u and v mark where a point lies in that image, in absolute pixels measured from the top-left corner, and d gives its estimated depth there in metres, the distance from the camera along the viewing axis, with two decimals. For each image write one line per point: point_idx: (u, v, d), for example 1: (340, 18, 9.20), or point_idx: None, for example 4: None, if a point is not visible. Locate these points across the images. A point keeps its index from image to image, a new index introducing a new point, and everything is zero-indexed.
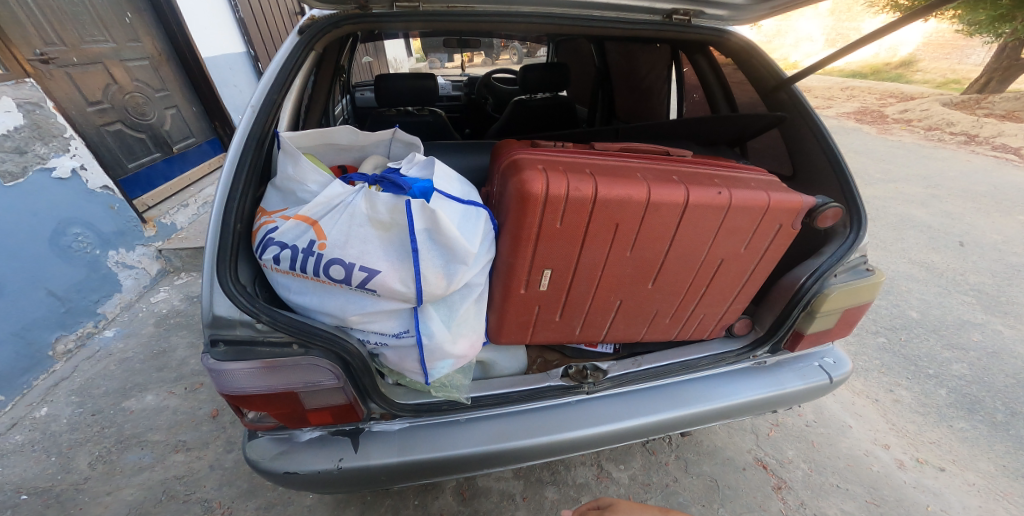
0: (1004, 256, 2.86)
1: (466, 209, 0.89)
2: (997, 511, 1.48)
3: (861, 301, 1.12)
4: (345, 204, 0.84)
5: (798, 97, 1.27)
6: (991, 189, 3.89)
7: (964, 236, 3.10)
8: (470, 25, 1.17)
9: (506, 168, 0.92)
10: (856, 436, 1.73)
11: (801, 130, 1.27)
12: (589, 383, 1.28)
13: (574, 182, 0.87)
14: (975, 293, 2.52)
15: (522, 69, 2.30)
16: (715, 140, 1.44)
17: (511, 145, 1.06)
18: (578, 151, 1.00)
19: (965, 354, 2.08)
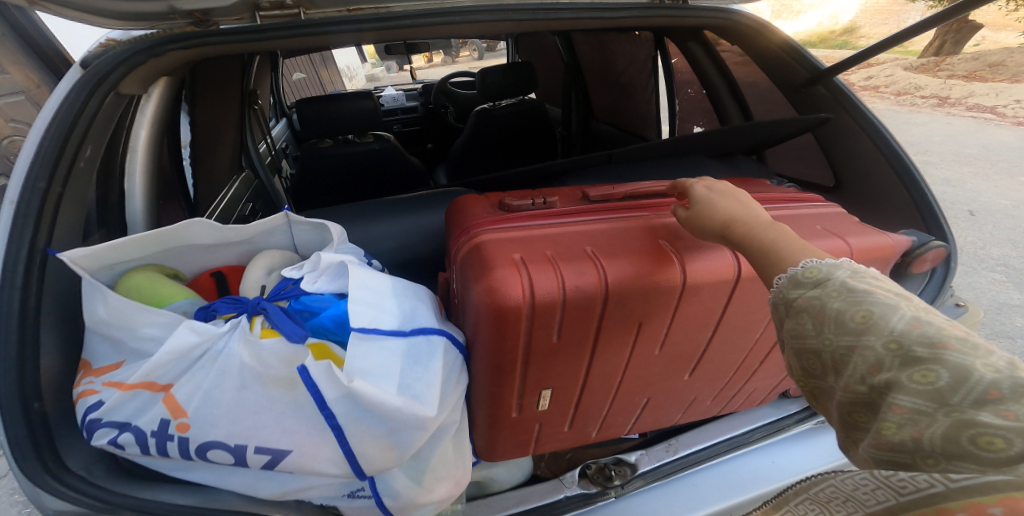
0: (1019, 224, 2.71)
1: (409, 344, 0.61)
2: None
3: None
4: (215, 354, 0.57)
5: (840, 89, 0.97)
6: (983, 152, 3.77)
7: (973, 205, 2.94)
8: (385, 32, 0.80)
9: (466, 260, 0.64)
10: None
11: (850, 134, 0.99)
12: (617, 485, 0.98)
13: (572, 279, 0.61)
14: (1004, 268, 2.36)
15: (479, 74, 1.97)
16: (730, 150, 1.14)
17: (471, 204, 0.77)
18: (565, 211, 0.73)
19: (1014, 345, 1.89)
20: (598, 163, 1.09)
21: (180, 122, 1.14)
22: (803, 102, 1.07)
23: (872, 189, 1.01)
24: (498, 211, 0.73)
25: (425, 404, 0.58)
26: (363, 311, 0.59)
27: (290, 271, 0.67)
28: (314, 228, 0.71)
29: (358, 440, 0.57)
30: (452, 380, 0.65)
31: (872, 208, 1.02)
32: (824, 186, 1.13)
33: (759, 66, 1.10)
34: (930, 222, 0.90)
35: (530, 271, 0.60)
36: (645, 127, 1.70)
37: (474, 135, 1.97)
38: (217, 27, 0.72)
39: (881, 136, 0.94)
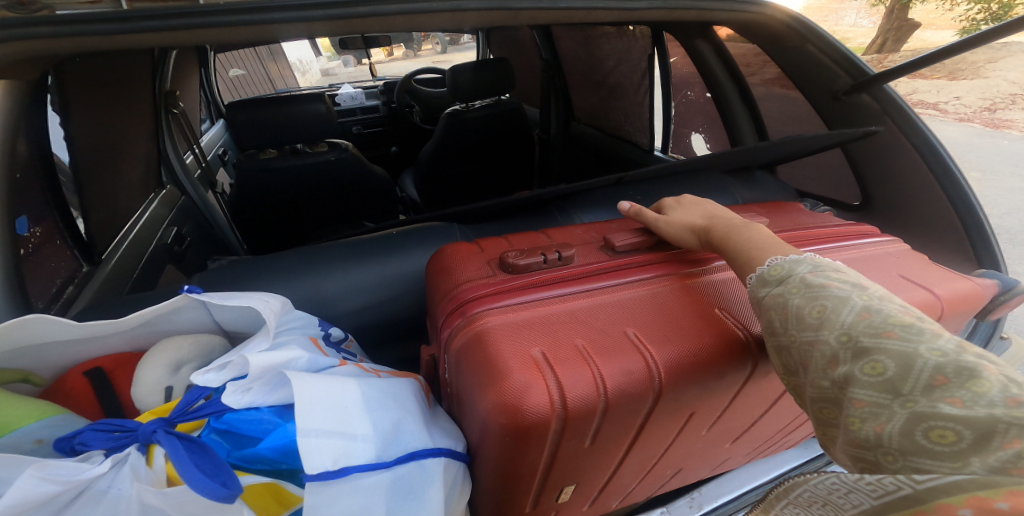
0: None
1: (397, 477, 0.47)
2: None
3: None
4: (110, 496, 0.43)
5: (888, 99, 0.86)
6: None
7: None
8: (339, 27, 0.59)
9: (466, 355, 0.48)
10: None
11: (895, 148, 0.88)
12: None
13: (615, 380, 0.46)
14: None
15: (449, 73, 1.77)
16: (746, 166, 0.99)
17: (461, 262, 0.60)
18: (586, 271, 0.57)
19: None
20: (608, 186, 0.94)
21: (49, 132, 0.89)
22: (836, 112, 0.95)
23: (911, 208, 0.92)
24: (500, 275, 0.57)
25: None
26: (325, 446, 0.45)
27: (201, 376, 0.52)
28: (230, 310, 0.61)
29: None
30: (451, 498, 0.53)
31: (912, 226, 0.93)
32: (853, 201, 1.05)
33: (784, 68, 0.97)
34: (983, 250, 0.82)
35: (558, 371, 0.45)
36: (635, 131, 1.55)
37: (448, 140, 1.77)
38: (53, 11, 0.48)
39: (933, 152, 0.84)
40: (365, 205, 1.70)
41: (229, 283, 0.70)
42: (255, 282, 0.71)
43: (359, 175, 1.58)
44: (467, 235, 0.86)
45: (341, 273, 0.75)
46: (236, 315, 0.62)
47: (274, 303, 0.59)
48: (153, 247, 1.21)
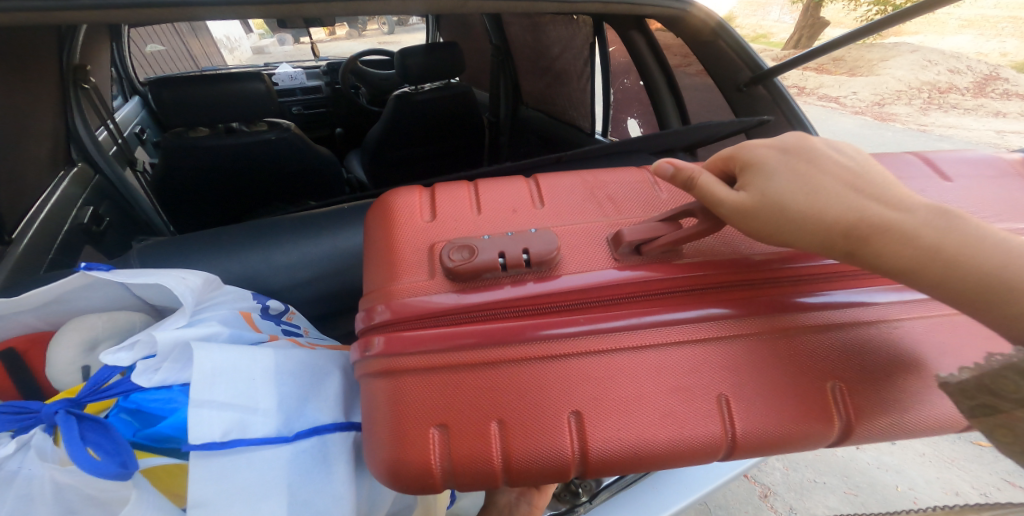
0: None
1: (299, 451, 0.52)
2: None
3: None
4: (9, 477, 0.44)
5: (778, 92, 1.03)
6: None
7: None
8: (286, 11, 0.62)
9: (384, 394, 0.50)
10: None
11: (783, 135, 1.05)
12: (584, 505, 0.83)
13: (509, 466, 0.49)
14: None
15: (398, 55, 1.78)
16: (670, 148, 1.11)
17: (410, 228, 0.58)
18: (539, 303, 0.53)
19: None
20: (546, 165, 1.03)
21: None
22: (741, 102, 1.11)
23: None
24: (438, 284, 0.54)
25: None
26: (216, 421, 0.49)
27: (111, 355, 0.50)
28: (144, 285, 0.56)
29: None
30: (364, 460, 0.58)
31: None
32: None
33: (701, 61, 1.12)
34: None
35: (455, 450, 0.49)
36: (578, 115, 1.66)
37: (395, 123, 1.80)
38: None
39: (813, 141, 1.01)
40: (304, 185, 1.69)
41: (173, 256, 0.69)
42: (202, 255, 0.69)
43: (297, 156, 1.55)
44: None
45: (292, 244, 0.73)
46: (151, 293, 0.58)
47: (191, 277, 0.58)
48: (67, 227, 1.14)
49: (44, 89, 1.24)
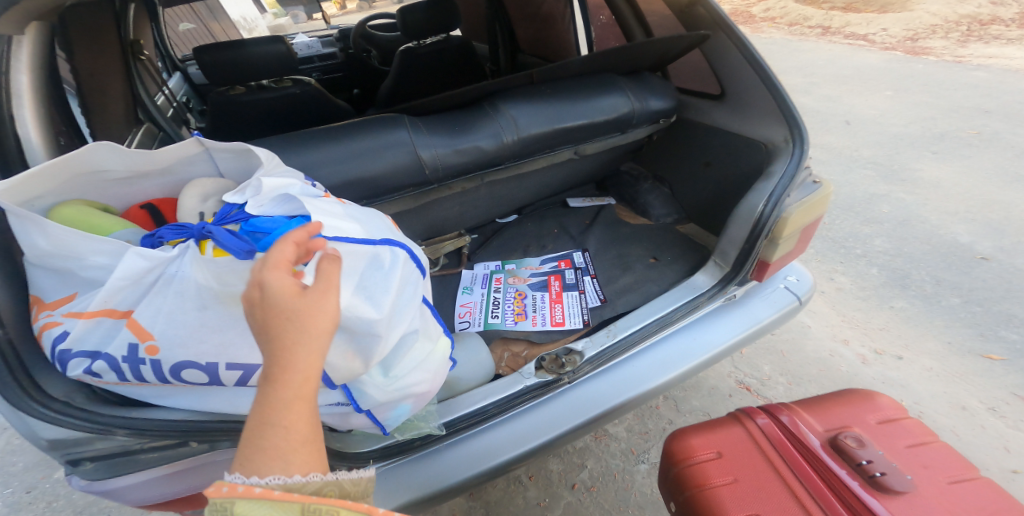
0: (921, 118, 2.85)
1: (374, 254, 0.67)
2: (962, 394, 1.43)
3: (813, 220, 0.94)
4: (169, 278, 0.57)
5: (717, 12, 1.06)
6: (890, 56, 3.86)
7: (849, 115, 2.98)
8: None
9: (732, 429, 0.93)
10: (818, 336, 1.66)
11: (726, 53, 1.07)
12: (569, 371, 0.89)
13: (709, 486, 0.84)
14: (873, 165, 2.45)
15: (400, 13, 1.95)
16: (635, 68, 1.23)
17: (852, 413, 0.92)
18: (836, 495, 0.78)
19: (882, 227, 2.06)
20: (523, 85, 1.14)
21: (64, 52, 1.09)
22: (689, 23, 1.15)
23: (746, 94, 1.08)
24: (818, 432, 0.88)
25: (385, 308, 0.63)
26: (328, 223, 0.65)
27: (231, 197, 0.68)
28: (232, 152, 0.73)
29: (326, 345, 0.61)
30: (415, 284, 0.72)
31: (751, 115, 1.08)
32: (710, 95, 1.19)
33: None
34: (790, 121, 0.98)
35: (713, 468, 0.86)
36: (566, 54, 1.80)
37: (401, 76, 1.96)
38: None
39: (747, 50, 1.02)
40: None
41: None
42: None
43: (318, 107, 1.68)
44: (414, 121, 1.02)
45: (317, 153, 0.92)
46: (240, 162, 0.75)
47: (268, 156, 0.73)
48: None
49: (110, 58, 1.48)
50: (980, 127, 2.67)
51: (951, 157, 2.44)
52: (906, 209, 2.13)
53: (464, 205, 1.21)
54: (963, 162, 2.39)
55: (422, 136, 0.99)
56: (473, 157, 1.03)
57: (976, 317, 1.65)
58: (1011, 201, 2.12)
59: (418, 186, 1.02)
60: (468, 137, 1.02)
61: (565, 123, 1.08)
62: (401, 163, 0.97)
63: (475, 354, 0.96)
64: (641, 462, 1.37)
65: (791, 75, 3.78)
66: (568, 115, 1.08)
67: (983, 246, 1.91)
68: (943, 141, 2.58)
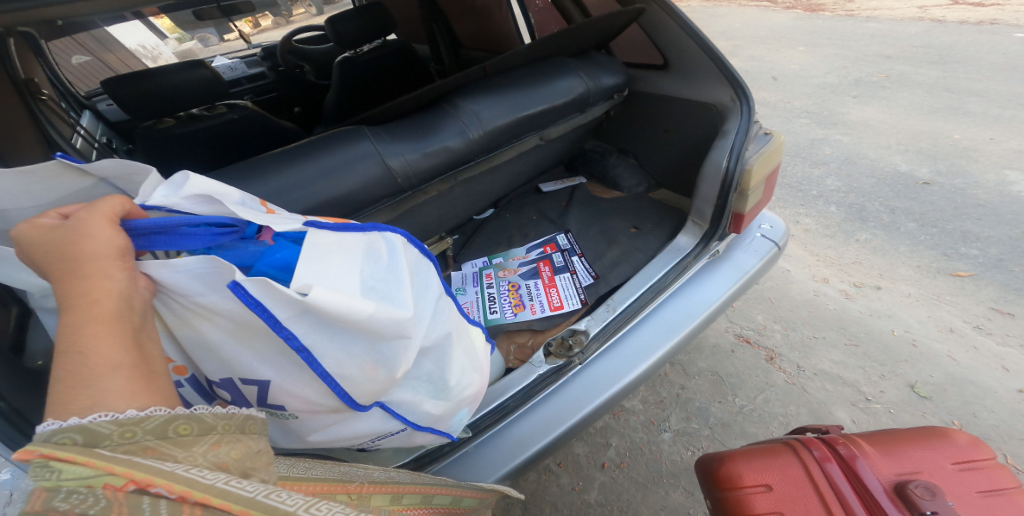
0: (836, 65, 3.10)
1: (368, 243, 0.55)
2: (944, 315, 1.58)
3: (773, 168, 0.99)
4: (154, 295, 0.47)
5: None
6: (795, 14, 4.17)
7: (774, 71, 3.19)
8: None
9: (788, 462, 0.83)
10: (799, 278, 1.80)
11: (663, 23, 1.07)
12: (579, 352, 0.89)
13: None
14: (807, 114, 2.64)
15: (330, 23, 1.86)
16: (582, 49, 1.22)
17: (928, 456, 0.82)
18: None
19: (829, 167, 2.23)
20: (475, 77, 1.12)
21: None
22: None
23: (685, 60, 1.10)
24: (884, 477, 0.78)
25: (395, 307, 0.52)
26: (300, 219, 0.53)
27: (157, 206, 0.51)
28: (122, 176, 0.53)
29: (336, 359, 0.52)
30: (423, 273, 0.61)
31: (696, 79, 1.11)
32: (656, 66, 1.20)
33: None
34: (735, 80, 1.01)
35: (761, 502, 0.80)
36: (511, 44, 1.80)
37: (343, 89, 1.88)
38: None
39: (680, 19, 1.02)
40: None
41: None
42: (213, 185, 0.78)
43: (264, 130, 1.58)
44: (377, 131, 0.98)
45: (285, 175, 0.86)
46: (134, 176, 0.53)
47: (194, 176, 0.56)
48: None
49: (11, 105, 1.33)
50: (888, 70, 2.93)
51: (871, 99, 2.66)
52: (847, 150, 2.31)
53: (442, 207, 1.19)
54: (882, 102, 2.61)
55: (389, 145, 0.95)
56: (444, 157, 1.00)
57: (934, 238, 1.81)
58: (935, 129, 2.33)
59: (393, 195, 0.99)
60: (435, 137, 0.99)
61: (527, 110, 1.07)
62: (372, 174, 0.92)
63: None
64: (663, 431, 1.42)
65: (718, 40, 3.97)
66: (527, 102, 1.06)
67: (922, 173, 2.09)
68: (860, 85, 2.81)
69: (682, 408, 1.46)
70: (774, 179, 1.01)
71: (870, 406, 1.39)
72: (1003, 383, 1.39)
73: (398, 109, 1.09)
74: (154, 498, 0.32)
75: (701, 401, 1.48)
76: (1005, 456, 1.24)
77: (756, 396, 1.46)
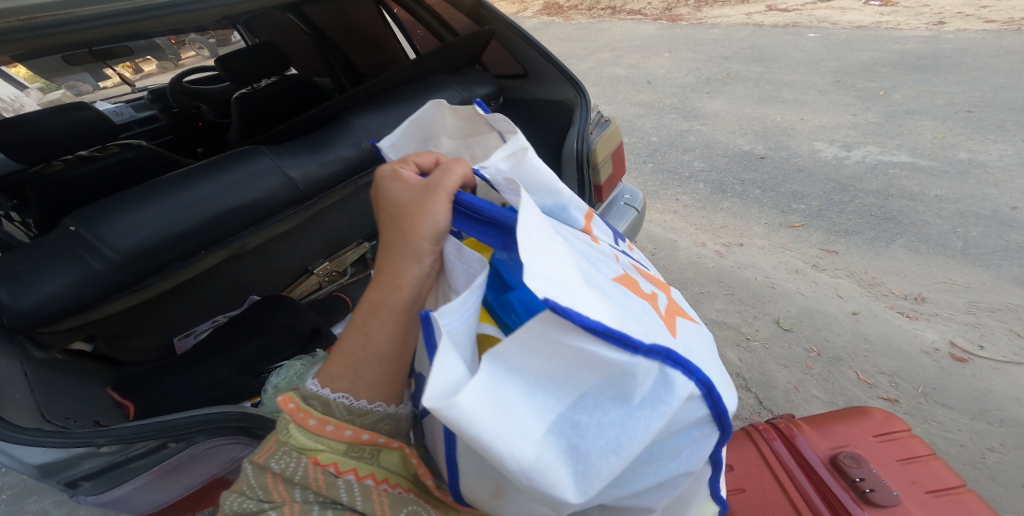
0: (693, 67, 3.64)
1: (606, 381, 0.33)
2: (789, 259, 1.95)
3: (616, 146, 1.26)
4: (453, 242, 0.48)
5: (496, 11, 1.34)
6: (659, 25, 4.78)
7: (647, 75, 3.66)
8: (93, 34, 0.74)
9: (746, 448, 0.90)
10: (684, 246, 2.12)
11: (512, 40, 1.33)
12: None
13: None
14: (675, 109, 3.08)
15: (220, 62, 1.83)
16: (456, 66, 1.40)
17: (859, 430, 0.89)
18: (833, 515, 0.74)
19: (696, 152, 2.64)
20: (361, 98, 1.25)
21: None
22: (478, 19, 1.39)
23: (537, 68, 1.36)
24: (823, 453, 0.85)
25: (564, 472, 0.32)
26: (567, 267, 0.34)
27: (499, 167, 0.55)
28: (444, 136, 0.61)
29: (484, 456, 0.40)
30: (686, 438, 0.37)
31: (550, 81, 1.36)
32: (519, 75, 1.45)
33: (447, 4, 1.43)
34: (573, 80, 1.27)
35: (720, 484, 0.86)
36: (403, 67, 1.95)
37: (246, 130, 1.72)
38: None
39: (523, 34, 1.29)
40: None
41: (103, 212, 0.82)
42: (116, 207, 0.82)
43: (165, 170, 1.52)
44: (274, 148, 1.04)
45: (185, 195, 0.88)
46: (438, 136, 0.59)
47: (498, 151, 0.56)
48: None
49: None
50: (729, 69, 3.49)
51: (719, 93, 3.17)
52: (706, 137, 2.74)
53: (349, 212, 1.31)
54: (727, 95, 3.12)
55: (287, 159, 1.02)
56: (340, 167, 1.11)
57: (773, 199, 2.23)
58: (765, 114, 2.85)
59: (298, 203, 1.06)
60: (329, 151, 1.09)
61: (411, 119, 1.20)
62: (275, 184, 0.99)
63: None
64: None
65: (601, 52, 4.43)
66: (409, 112, 1.20)
67: (759, 149, 2.55)
68: (711, 83, 3.33)
69: None
70: (622, 153, 1.28)
71: (750, 344, 1.68)
72: (842, 309, 1.73)
73: (290, 131, 1.14)
74: (346, 482, 0.43)
75: None
76: (856, 373, 1.53)
77: None
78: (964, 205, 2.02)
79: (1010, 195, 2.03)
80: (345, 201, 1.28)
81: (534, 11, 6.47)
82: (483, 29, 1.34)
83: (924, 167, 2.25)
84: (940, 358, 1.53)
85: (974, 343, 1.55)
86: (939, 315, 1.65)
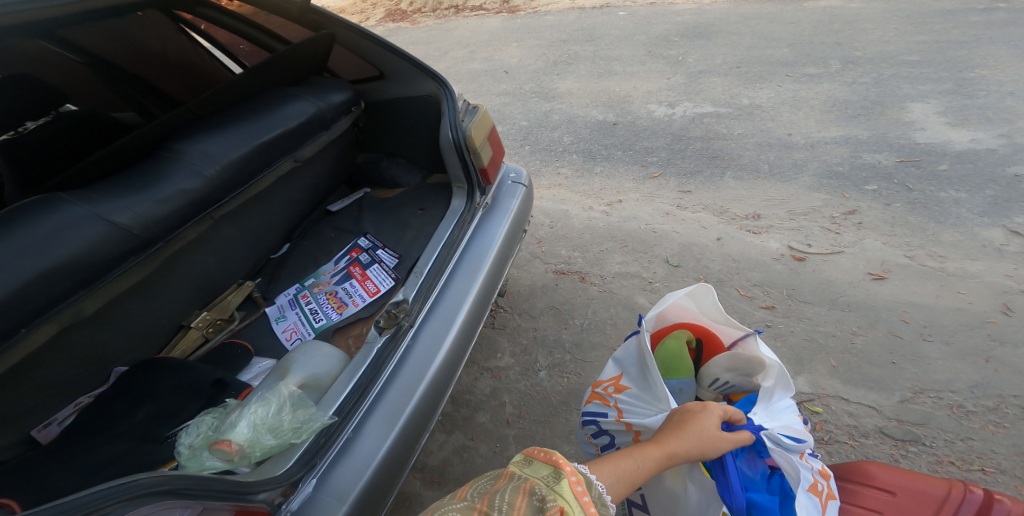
0: (540, 53, 3.87)
1: None
2: (658, 206, 2.20)
3: (489, 129, 1.31)
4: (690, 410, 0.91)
5: (325, 13, 1.28)
6: (501, 19, 5.00)
7: (503, 65, 3.82)
8: None
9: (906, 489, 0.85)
10: (575, 213, 2.26)
11: (356, 41, 1.29)
12: (406, 315, 0.98)
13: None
14: (535, 93, 3.26)
15: None
16: (301, 77, 1.32)
17: None
18: None
19: (563, 129, 2.82)
20: (187, 122, 1.10)
21: None
22: (312, 25, 1.32)
23: (388, 64, 1.32)
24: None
25: None
26: None
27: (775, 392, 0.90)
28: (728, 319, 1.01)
29: None
30: None
31: (405, 76, 1.34)
32: (375, 77, 1.41)
33: (274, 16, 1.34)
34: (429, 72, 1.27)
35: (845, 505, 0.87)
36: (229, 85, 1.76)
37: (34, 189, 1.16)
38: None
39: (364, 32, 1.25)
40: None
41: None
42: None
43: None
44: (89, 195, 0.88)
45: None
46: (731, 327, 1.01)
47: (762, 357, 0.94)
48: None
49: None
50: (569, 51, 3.78)
51: (567, 74, 3.42)
52: (567, 113, 2.95)
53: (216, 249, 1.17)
54: (573, 75, 3.39)
55: (104, 203, 0.87)
56: (184, 200, 0.97)
57: (633, 157, 2.50)
58: (608, 86, 3.15)
59: (140, 250, 0.91)
60: (161, 185, 0.95)
61: (261, 137, 1.11)
62: (96, 234, 0.83)
63: (321, 354, 0.99)
64: (539, 371, 1.60)
65: (454, 50, 4.50)
66: (258, 129, 1.11)
67: (610, 117, 2.82)
68: (557, 66, 3.58)
69: (543, 345, 1.68)
70: (496, 133, 1.33)
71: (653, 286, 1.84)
72: (711, 237, 2.01)
73: (106, 170, 0.98)
74: None
75: (553, 333, 1.72)
76: (738, 290, 1.80)
77: (586, 310, 1.78)
78: (761, 138, 2.47)
79: (786, 125, 2.52)
80: (204, 239, 1.14)
81: (376, 20, 6.33)
82: (319, 34, 1.28)
83: (726, 114, 2.69)
84: (788, 261, 1.86)
85: (804, 243, 1.91)
86: (775, 226, 2.00)
